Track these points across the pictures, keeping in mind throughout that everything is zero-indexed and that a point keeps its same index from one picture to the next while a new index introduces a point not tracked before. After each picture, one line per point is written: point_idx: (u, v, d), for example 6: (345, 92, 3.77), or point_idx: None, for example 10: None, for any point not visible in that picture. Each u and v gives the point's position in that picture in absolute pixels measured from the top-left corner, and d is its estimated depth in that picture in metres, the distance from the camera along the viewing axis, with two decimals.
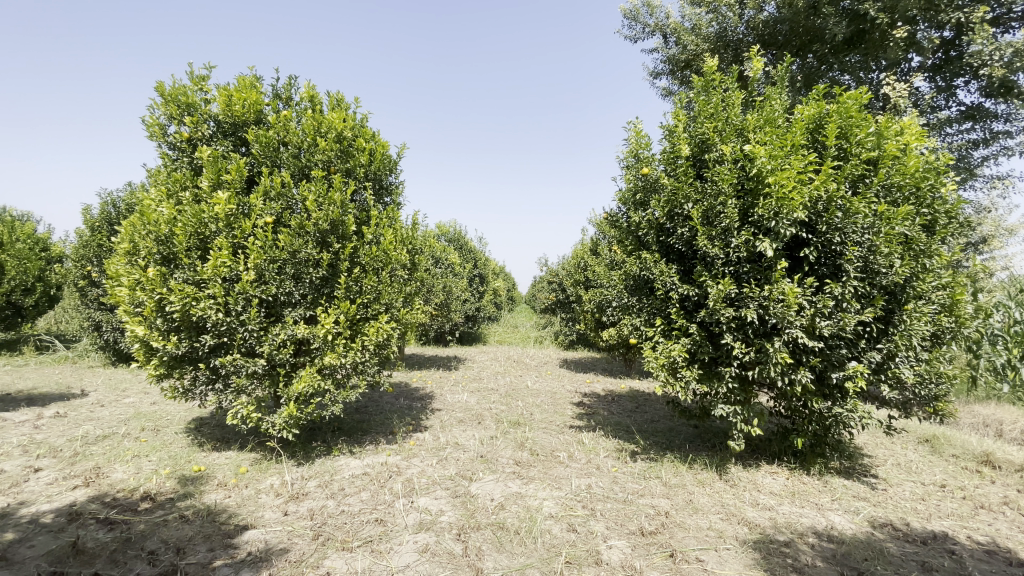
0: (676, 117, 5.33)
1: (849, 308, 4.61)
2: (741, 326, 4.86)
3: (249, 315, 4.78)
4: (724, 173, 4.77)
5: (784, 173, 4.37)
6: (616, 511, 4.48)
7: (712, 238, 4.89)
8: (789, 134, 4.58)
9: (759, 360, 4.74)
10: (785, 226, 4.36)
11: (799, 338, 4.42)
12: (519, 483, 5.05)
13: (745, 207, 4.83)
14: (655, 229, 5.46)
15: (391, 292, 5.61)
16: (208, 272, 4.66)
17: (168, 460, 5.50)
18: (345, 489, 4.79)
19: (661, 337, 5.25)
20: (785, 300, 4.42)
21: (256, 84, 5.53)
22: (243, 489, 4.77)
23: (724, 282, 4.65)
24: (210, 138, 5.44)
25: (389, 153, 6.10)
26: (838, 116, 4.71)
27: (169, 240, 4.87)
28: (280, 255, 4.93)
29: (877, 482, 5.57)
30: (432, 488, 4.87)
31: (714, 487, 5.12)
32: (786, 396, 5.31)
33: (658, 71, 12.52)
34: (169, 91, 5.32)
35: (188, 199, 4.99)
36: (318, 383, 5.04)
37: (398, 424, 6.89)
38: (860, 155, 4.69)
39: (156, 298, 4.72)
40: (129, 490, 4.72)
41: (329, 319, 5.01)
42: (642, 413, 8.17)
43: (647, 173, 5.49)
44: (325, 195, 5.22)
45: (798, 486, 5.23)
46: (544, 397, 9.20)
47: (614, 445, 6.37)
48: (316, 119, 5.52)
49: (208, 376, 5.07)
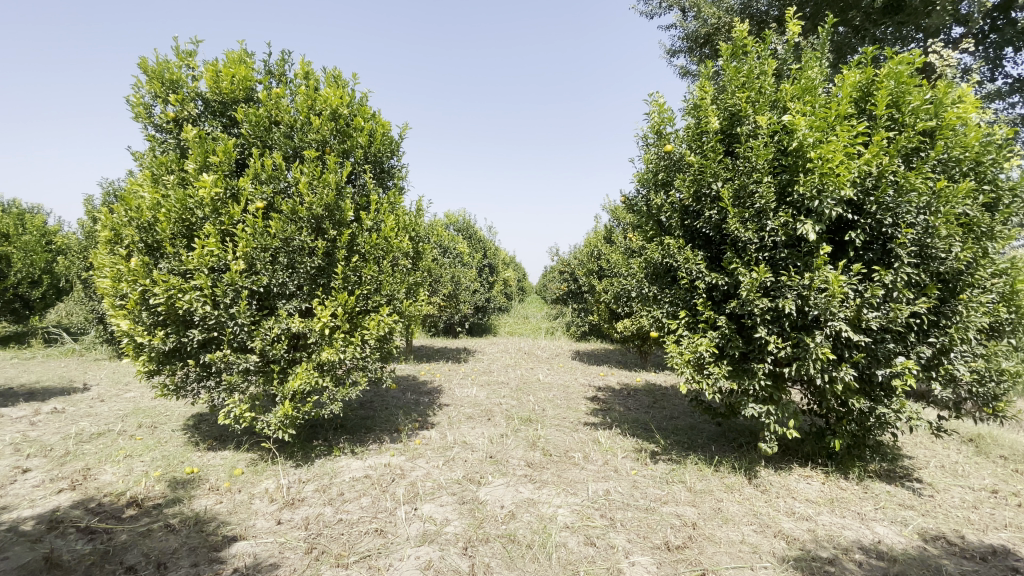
0: (703, 88, 4.84)
1: (900, 297, 4.15)
2: (777, 319, 4.40)
3: (239, 308, 4.41)
4: (759, 148, 4.29)
5: (830, 146, 3.88)
6: (638, 521, 4.08)
7: (744, 220, 4.43)
8: (834, 104, 4.09)
9: (796, 356, 4.29)
10: (830, 205, 3.89)
11: (844, 331, 3.97)
12: (532, 488, 4.68)
13: (783, 186, 4.35)
14: (679, 212, 5.01)
15: (393, 283, 5.23)
16: (193, 261, 4.30)
17: (160, 460, 5.21)
18: (344, 495, 4.45)
19: (685, 330, 4.82)
20: (828, 289, 3.96)
21: (246, 59, 5.14)
22: (235, 494, 4.46)
23: (759, 269, 4.20)
24: (199, 118, 5.07)
25: (391, 133, 5.68)
26: (890, 81, 4.18)
27: (152, 227, 4.52)
28: (272, 243, 4.54)
29: (922, 487, 5.10)
30: (437, 493, 4.51)
31: (744, 493, 4.69)
32: (823, 394, 4.87)
33: (675, 48, 11.92)
34: (153, 67, 4.96)
35: (173, 182, 4.62)
36: (316, 380, 4.70)
37: (403, 421, 6.55)
38: (914, 126, 4.17)
39: (139, 290, 4.39)
40: (116, 494, 4.44)
41: (326, 312, 4.65)
42: (661, 409, 7.76)
43: (670, 150, 5.03)
44: (319, 176, 4.81)
45: (836, 493, 4.79)
46: (556, 391, 8.81)
47: (632, 444, 5.97)
48: (310, 96, 5.11)
49: (199, 373, 4.74)
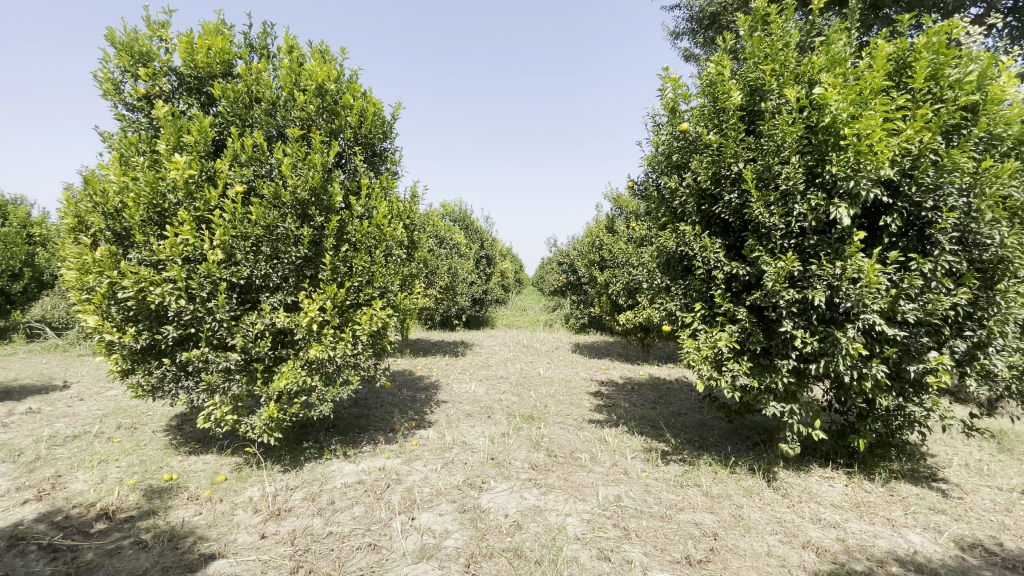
0: (721, 61, 4.49)
1: (938, 287, 3.83)
2: (803, 311, 4.08)
3: (217, 303, 4.01)
4: (786, 125, 3.92)
5: (867, 121, 3.53)
6: (655, 531, 3.76)
7: (768, 205, 4.09)
8: (869, 76, 3.72)
9: (823, 351, 3.97)
10: (866, 186, 3.55)
11: (878, 324, 3.65)
12: (537, 493, 4.34)
13: (811, 166, 4.00)
14: (696, 197, 4.65)
15: (386, 275, 4.85)
16: (165, 251, 3.91)
17: (137, 466, 4.84)
18: (335, 504, 4.10)
19: (701, 324, 4.50)
20: (863, 279, 3.63)
21: (223, 30, 4.71)
22: (216, 504, 4.10)
23: (787, 257, 3.86)
24: (172, 95, 4.64)
25: (383, 112, 5.27)
26: (928, 52, 3.82)
27: (120, 213, 4.10)
28: (253, 231, 4.14)
29: (949, 489, 4.82)
30: (435, 501, 4.18)
31: (764, 498, 4.38)
32: (848, 391, 4.56)
33: (679, 31, 11.49)
34: (121, 39, 4.52)
35: (142, 164, 4.21)
36: (303, 380, 4.34)
37: (399, 420, 6.21)
38: (956, 100, 3.82)
39: (106, 283, 3.99)
40: (85, 505, 4.07)
41: (313, 306, 4.27)
42: (667, 404, 7.46)
43: (685, 130, 4.65)
44: (304, 157, 4.40)
45: (861, 497, 4.49)
46: (558, 386, 8.48)
47: (641, 444, 5.66)
48: (293, 70, 4.70)
49: (176, 373, 4.36)
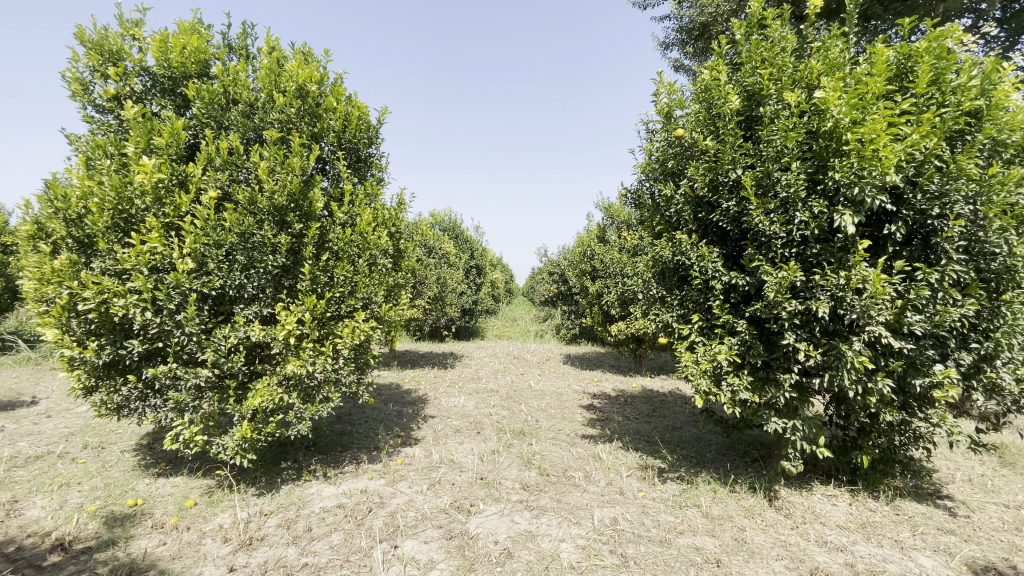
0: (718, 66, 4.37)
1: (944, 298, 3.72)
2: (806, 323, 3.92)
3: (186, 315, 3.73)
4: (786, 130, 3.79)
5: (872, 125, 3.40)
6: (654, 558, 3.53)
7: (767, 212, 3.94)
8: (871, 80, 3.60)
9: (828, 365, 3.81)
10: (871, 193, 3.42)
11: (885, 337, 3.50)
12: (528, 517, 4.09)
13: (814, 173, 3.86)
14: (692, 205, 4.50)
15: (370, 285, 4.62)
16: (130, 260, 3.64)
17: (101, 490, 4.51)
18: (313, 531, 3.82)
19: (699, 337, 4.31)
20: (869, 289, 3.48)
21: (199, 29, 4.50)
22: (182, 533, 3.80)
23: (789, 267, 3.69)
24: (144, 96, 4.40)
25: (368, 117, 5.08)
26: (930, 56, 3.73)
27: (82, 219, 3.83)
28: (227, 238, 3.89)
29: (955, 506, 4.65)
30: (420, 526, 3.92)
31: (766, 519, 4.18)
32: (851, 406, 4.40)
33: (669, 41, 11.48)
34: (91, 37, 4.28)
35: (109, 167, 3.95)
36: (280, 397, 4.08)
37: (384, 437, 5.94)
38: (960, 105, 3.72)
39: (67, 294, 3.72)
40: (41, 535, 3.75)
41: (291, 318, 4.03)
42: (661, 417, 7.27)
43: (680, 135, 4.57)
44: (282, 161, 4.17)
45: (866, 517, 4.30)
46: (550, 400, 8.25)
47: (637, 461, 5.44)
48: (273, 70, 4.49)
49: (141, 392, 4.09)
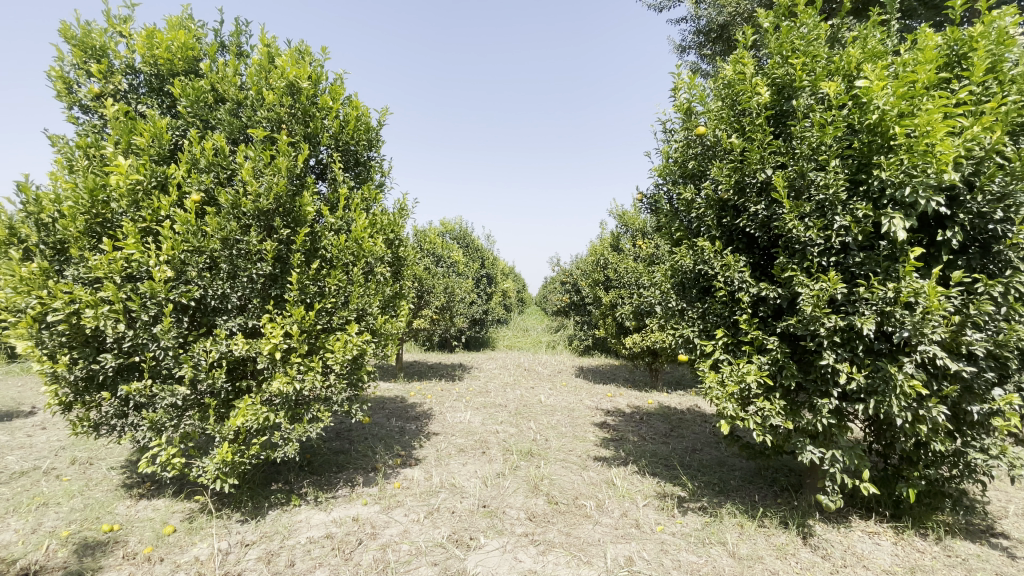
0: (742, 57, 4.01)
1: (1008, 315, 3.28)
2: (847, 341, 3.48)
3: (161, 327, 3.45)
4: (823, 124, 3.40)
5: (926, 116, 2.99)
6: None
7: (802, 216, 3.53)
8: (921, 68, 3.20)
9: (873, 389, 3.36)
10: (924, 195, 3.00)
11: (941, 358, 3.06)
12: (534, 553, 3.69)
13: (857, 171, 3.46)
14: (716, 208, 4.10)
15: (365, 295, 4.31)
16: (102, 267, 3.38)
17: (79, 512, 4.22)
18: (295, 567, 3.47)
19: (724, 354, 3.91)
20: (923, 304, 3.05)
21: (189, 25, 4.30)
22: (155, 565, 3.48)
23: (829, 277, 3.28)
24: (129, 95, 4.20)
25: (367, 117, 4.80)
26: (986, 41, 3.32)
27: (56, 225, 3.59)
28: (208, 245, 3.61)
29: (1014, 547, 4.12)
30: (414, 563, 3.54)
31: (802, 561, 3.72)
32: (895, 434, 3.92)
33: (685, 44, 11.11)
34: (75, 34, 4.10)
35: (87, 167, 3.71)
36: (264, 417, 3.76)
37: (383, 457, 5.60)
38: (1021, 95, 3.30)
39: (36, 304, 3.47)
40: (4, 563, 3.45)
41: (277, 331, 3.71)
42: (680, 438, 6.81)
43: (701, 134, 4.20)
44: (270, 162, 3.90)
45: (915, 559, 3.80)
46: (560, 416, 7.82)
47: (654, 487, 5.00)
48: (264, 66, 4.26)
49: (119, 408, 3.80)
